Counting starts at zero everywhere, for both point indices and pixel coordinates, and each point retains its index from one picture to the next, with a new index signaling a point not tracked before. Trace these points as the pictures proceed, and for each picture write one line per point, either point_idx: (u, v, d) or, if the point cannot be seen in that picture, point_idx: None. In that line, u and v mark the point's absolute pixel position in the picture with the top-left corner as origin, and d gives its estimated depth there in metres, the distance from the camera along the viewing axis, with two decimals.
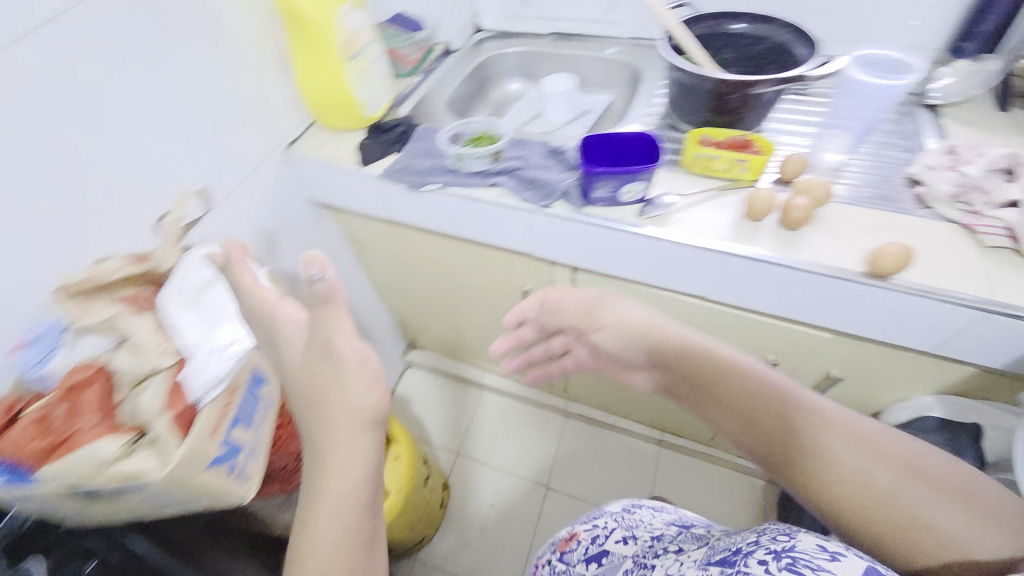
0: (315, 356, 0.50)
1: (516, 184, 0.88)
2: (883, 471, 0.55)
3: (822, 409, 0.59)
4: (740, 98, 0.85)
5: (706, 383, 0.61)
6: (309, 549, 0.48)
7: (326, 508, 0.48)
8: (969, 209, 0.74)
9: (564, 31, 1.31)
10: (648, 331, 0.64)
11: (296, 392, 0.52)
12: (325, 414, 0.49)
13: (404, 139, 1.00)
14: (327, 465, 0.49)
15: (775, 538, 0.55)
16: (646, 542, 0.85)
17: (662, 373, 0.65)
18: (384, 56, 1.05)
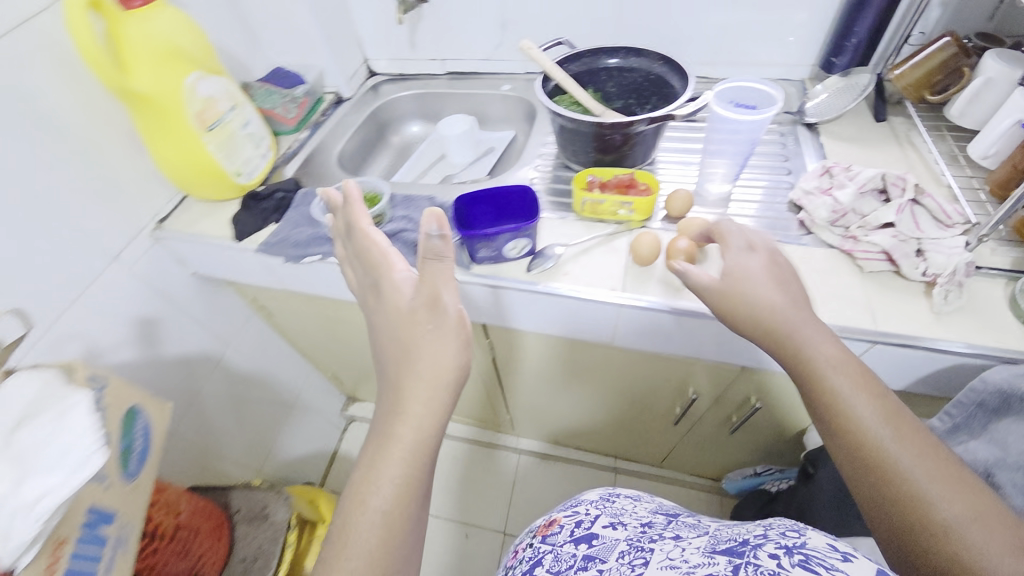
0: (422, 308, 0.59)
1: (400, 248, 0.82)
2: (950, 494, 0.50)
3: (838, 393, 0.57)
4: (621, 138, 0.84)
5: (769, 323, 0.61)
6: (361, 510, 0.53)
7: (387, 461, 0.54)
8: (847, 233, 0.73)
9: (458, 69, 1.27)
10: (750, 267, 0.64)
11: (384, 342, 0.61)
12: (410, 359, 0.57)
13: (283, 206, 0.93)
14: (398, 420, 0.56)
15: (786, 535, 0.58)
16: (636, 526, 0.75)
17: (741, 315, 0.63)
18: (256, 118, 0.98)
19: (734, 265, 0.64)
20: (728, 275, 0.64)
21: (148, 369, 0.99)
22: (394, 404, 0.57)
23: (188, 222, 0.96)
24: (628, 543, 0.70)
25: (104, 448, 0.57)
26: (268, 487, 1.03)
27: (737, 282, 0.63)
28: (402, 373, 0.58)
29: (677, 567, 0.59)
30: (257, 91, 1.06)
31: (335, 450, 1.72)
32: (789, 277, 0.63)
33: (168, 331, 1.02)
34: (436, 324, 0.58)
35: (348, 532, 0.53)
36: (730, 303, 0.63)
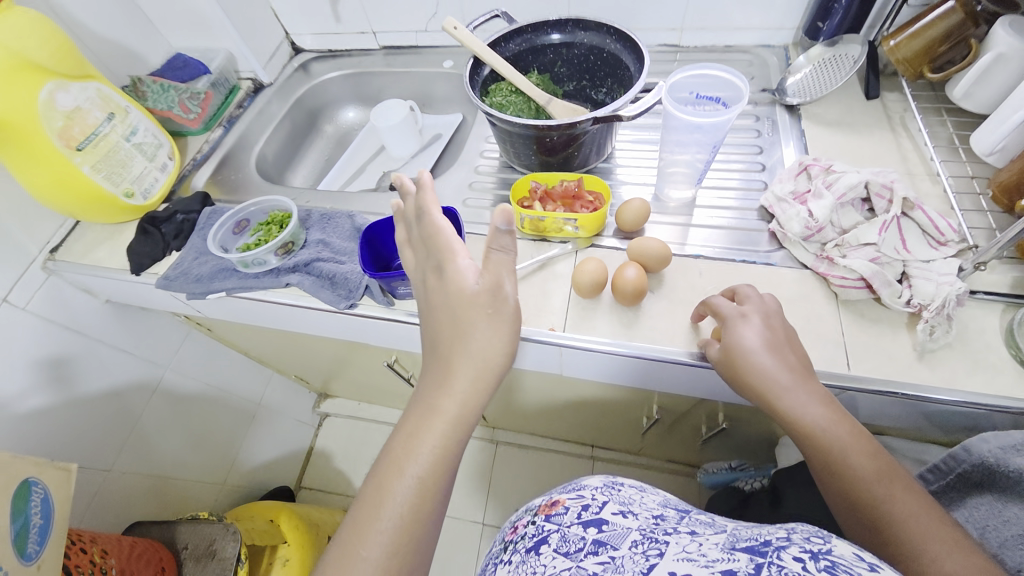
0: (476, 299, 0.51)
1: (315, 282, 0.71)
2: (941, 552, 0.42)
3: (848, 448, 0.50)
4: (563, 138, 0.73)
5: (761, 392, 0.53)
6: (390, 483, 0.47)
7: (421, 436, 0.48)
8: (822, 251, 0.63)
9: (395, 43, 1.11)
10: (740, 337, 0.55)
11: (434, 325, 0.53)
12: (463, 339, 0.51)
13: (185, 230, 0.81)
14: (437, 402, 0.50)
15: (808, 538, 0.47)
16: (647, 516, 0.59)
17: (735, 378, 0.55)
18: (144, 123, 0.84)
19: (728, 330, 0.56)
20: (727, 351, 0.55)
21: (69, 411, 0.91)
22: (432, 388, 0.51)
23: (85, 250, 0.84)
24: (641, 535, 0.54)
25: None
26: (214, 522, 0.96)
27: (730, 354, 0.55)
28: (452, 357, 0.51)
29: (693, 561, 0.48)
30: (149, 87, 0.92)
31: (309, 448, 1.67)
32: (784, 343, 0.54)
33: (88, 367, 0.93)
34: (493, 310, 0.51)
35: (372, 509, 0.46)
36: (727, 369, 0.56)
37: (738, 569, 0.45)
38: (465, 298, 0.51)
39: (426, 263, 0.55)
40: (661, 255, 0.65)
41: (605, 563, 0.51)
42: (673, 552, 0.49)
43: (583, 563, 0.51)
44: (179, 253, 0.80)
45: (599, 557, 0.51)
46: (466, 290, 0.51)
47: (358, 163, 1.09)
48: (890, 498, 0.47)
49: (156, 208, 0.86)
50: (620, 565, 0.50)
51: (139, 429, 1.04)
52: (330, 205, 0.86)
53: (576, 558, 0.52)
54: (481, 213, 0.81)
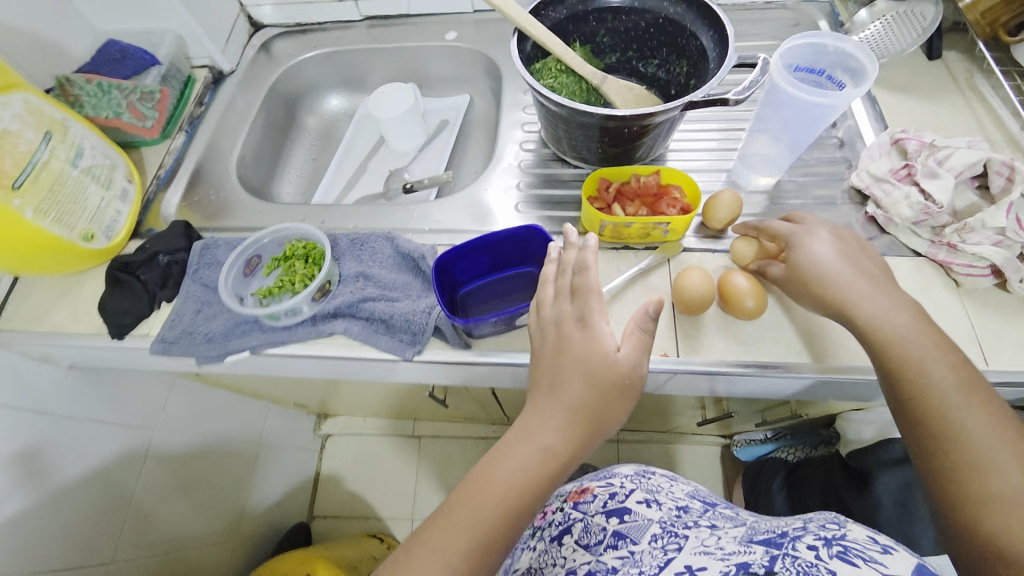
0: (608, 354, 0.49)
1: (366, 328, 0.58)
2: (1013, 467, 0.42)
3: (929, 358, 0.48)
4: (637, 129, 0.63)
5: (833, 304, 0.52)
6: (473, 500, 0.45)
7: (513, 456, 0.47)
8: (938, 236, 0.58)
9: (382, 14, 0.93)
10: (809, 256, 0.54)
11: (557, 366, 0.49)
12: (576, 383, 0.48)
13: (173, 275, 0.65)
14: (551, 449, 0.47)
15: (823, 525, 0.50)
16: (670, 509, 0.66)
17: (799, 293, 0.55)
18: (89, 140, 0.65)
19: (799, 247, 0.55)
20: (793, 267, 0.55)
21: (51, 508, 0.74)
22: (537, 423, 0.48)
23: (34, 312, 0.65)
24: (661, 527, 0.61)
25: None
26: None
27: (802, 270, 0.54)
28: (576, 410, 0.48)
29: (710, 553, 0.51)
30: (84, 89, 0.70)
31: (316, 473, 1.54)
32: (857, 254, 0.54)
33: (62, 449, 0.75)
34: (613, 391, 0.48)
35: (455, 517, 0.45)
36: (795, 288, 0.55)
37: (753, 563, 0.46)
38: (600, 368, 0.48)
39: (564, 309, 0.51)
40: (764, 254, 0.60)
41: (625, 555, 0.59)
42: (692, 547, 0.54)
43: (602, 556, 0.61)
44: (172, 305, 0.63)
45: (618, 551, 0.61)
46: (610, 366, 0.48)
47: (355, 163, 0.93)
48: (963, 407, 0.46)
49: (125, 248, 0.68)
50: (637, 558, 0.57)
51: (136, 505, 0.88)
52: (350, 224, 0.71)
53: (596, 550, 0.63)
54: (538, 218, 0.70)
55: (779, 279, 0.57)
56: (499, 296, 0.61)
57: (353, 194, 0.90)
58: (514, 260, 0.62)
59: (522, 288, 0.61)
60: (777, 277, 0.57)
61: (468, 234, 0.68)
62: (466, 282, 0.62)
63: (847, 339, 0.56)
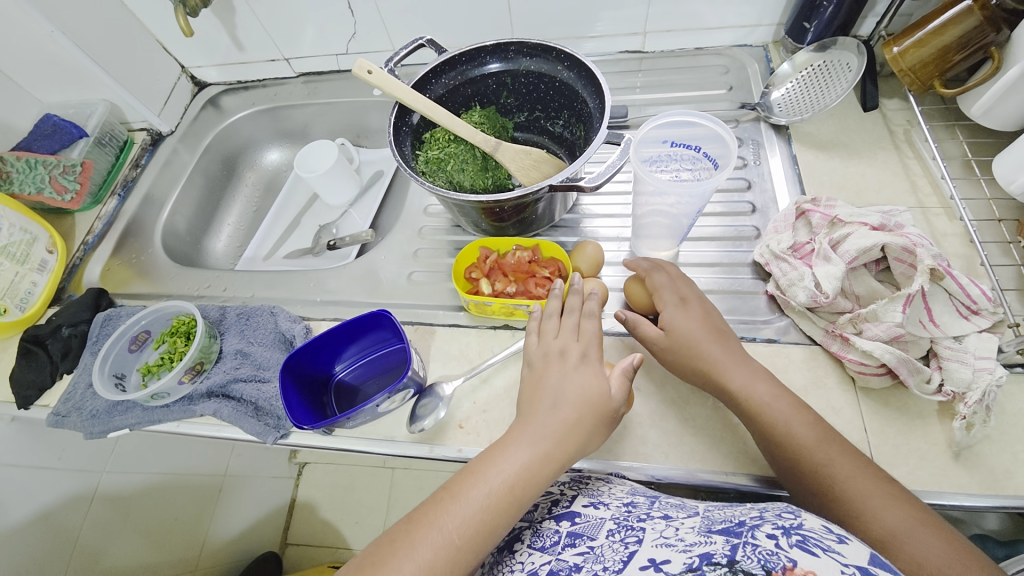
0: (596, 372, 0.48)
1: (234, 410, 0.58)
2: (885, 500, 0.41)
3: (803, 409, 0.47)
4: (516, 206, 0.61)
5: (704, 371, 0.51)
6: (467, 487, 0.42)
7: (505, 454, 0.44)
8: (834, 325, 0.53)
9: (315, 70, 0.95)
10: (682, 323, 0.53)
11: (560, 385, 0.47)
12: (571, 392, 0.47)
13: (77, 346, 0.68)
14: (547, 455, 0.44)
15: (780, 514, 0.39)
16: (619, 502, 0.46)
17: (671, 358, 0.53)
18: (7, 218, 0.70)
19: (679, 311, 0.54)
20: (665, 332, 0.53)
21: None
22: (533, 428, 0.45)
23: None
24: (617, 523, 0.43)
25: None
26: None
27: (679, 333, 0.52)
28: (575, 424, 0.45)
29: (672, 545, 0.38)
30: (14, 166, 0.78)
31: (292, 500, 1.49)
32: (717, 323, 0.53)
33: (8, 497, 0.79)
34: (609, 417, 0.46)
35: (445, 502, 0.42)
36: (675, 350, 0.52)
37: (715, 552, 0.35)
38: (599, 394, 0.47)
39: (568, 342, 0.50)
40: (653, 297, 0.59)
41: (585, 552, 0.41)
42: (653, 539, 0.40)
43: (563, 556, 0.42)
44: (71, 376, 0.66)
45: (577, 549, 0.42)
46: (607, 396, 0.47)
47: (290, 216, 0.95)
48: (827, 463, 0.43)
49: (42, 317, 0.72)
50: (599, 554, 0.40)
51: (82, 548, 0.89)
52: (250, 292, 0.72)
53: (554, 550, 0.43)
54: (430, 289, 0.68)
55: (654, 343, 0.54)
56: (375, 373, 0.61)
57: (284, 248, 0.92)
58: (387, 338, 0.60)
59: (396, 365, 0.60)
60: (651, 339, 0.54)
61: (357, 306, 0.68)
62: (337, 366, 0.61)
63: (720, 442, 0.52)
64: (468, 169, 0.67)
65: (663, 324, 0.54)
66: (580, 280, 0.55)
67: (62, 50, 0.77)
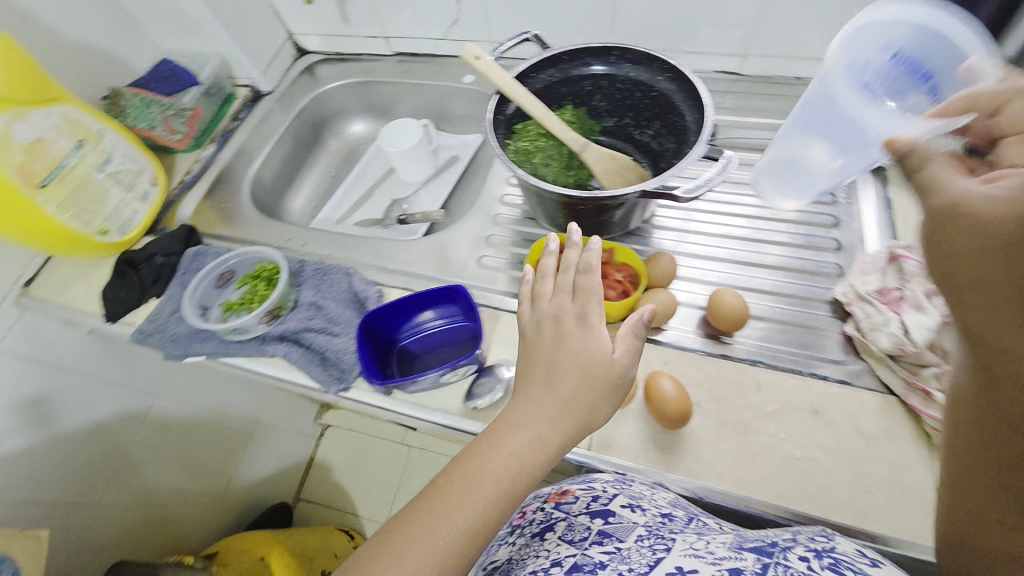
0: (594, 341, 0.45)
1: (303, 356, 0.62)
2: None
3: None
4: (598, 206, 0.62)
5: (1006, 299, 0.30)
6: (456, 484, 0.42)
7: (500, 445, 0.43)
8: (914, 377, 0.52)
9: (410, 50, 0.99)
10: None
11: (558, 356, 0.45)
12: (565, 370, 0.45)
13: (164, 276, 0.72)
14: (539, 441, 0.43)
15: (813, 538, 0.41)
16: (655, 511, 0.46)
17: (961, 243, 0.33)
18: (121, 147, 0.75)
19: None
20: (998, 201, 0.32)
21: (53, 451, 0.82)
22: (529, 410, 0.44)
23: (58, 286, 0.75)
24: (648, 530, 0.44)
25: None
26: (197, 568, 0.93)
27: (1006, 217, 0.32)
28: (567, 403, 0.44)
29: (700, 556, 0.39)
30: (129, 101, 0.82)
31: (310, 458, 1.55)
32: None
33: (71, 401, 0.85)
34: (618, 385, 0.45)
35: (435, 501, 0.42)
36: (1004, 236, 0.31)
37: (744, 569, 0.37)
38: (600, 366, 0.45)
39: (562, 306, 0.47)
40: (738, 316, 0.58)
41: (611, 552, 0.43)
42: (682, 549, 0.41)
43: (589, 551, 0.44)
44: (157, 300, 0.71)
45: (603, 547, 0.44)
46: (610, 361, 0.45)
47: (365, 186, 0.99)
48: None
49: (138, 242, 0.77)
50: (626, 556, 0.42)
51: (127, 462, 0.95)
52: (325, 250, 0.76)
53: (581, 544, 0.45)
54: (497, 275, 0.70)
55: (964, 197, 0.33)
56: (437, 346, 0.63)
57: (355, 215, 0.96)
58: (454, 315, 0.63)
59: (459, 341, 0.62)
60: (970, 200, 0.33)
61: (425, 280, 0.70)
62: (405, 333, 0.64)
63: (780, 474, 0.50)
64: (552, 166, 0.70)
65: (999, 182, 0.33)
66: (574, 232, 0.50)
67: (191, 2, 0.83)
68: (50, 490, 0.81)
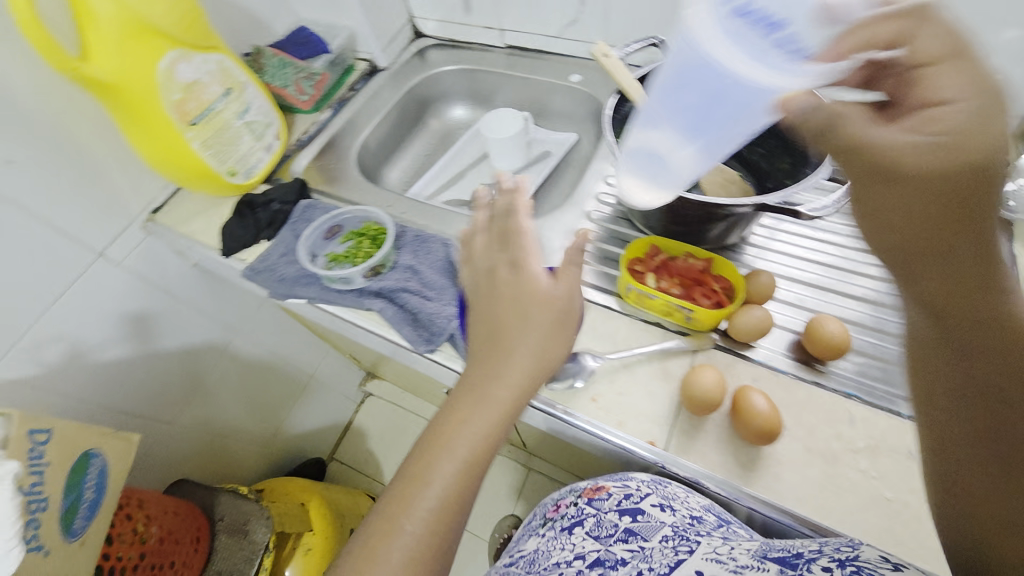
0: (529, 288, 0.51)
1: (397, 314, 0.65)
2: None
3: None
4: (703, 214, 0.62)
5: (931, 245, 0.36)
6: (433, 467, 0.46)
7: (463, 416, 0.48)
8: None
9: (521, 45, 1.02)
10: (957, 128, 0.33)
11: (498, 314, 0.51)
12: (519, 328, 0.50)
13: (276, 222, 0.78)
14: (498, 401, 0.48)
15: (838, 547, 0.40)
16: (683, 514, 0.54)
17: (909, 208, 0.35)
18: (258, 101, 0.81)
19: (986, 114, 0.33)
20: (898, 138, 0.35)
21: (143, 364, 0.92)
22: (489, 372, 0.49)
23: (183, 218, 0.83)
24: (672, 531, 0.51)
25: (20, 545, 0.53)
26: (250, 500, 1.00)
27: (959, 154, 0.33)
28: (511, 353, 0.50)
29: (721, 562, 0.43)
30: (269, 61, 0.90)
31: (348, 422, 1.60)
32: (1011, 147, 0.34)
33: (167, 324, 0.93)
34: (563, 317, 0.51)
35: (413, 487, 0.45)
36: (920, 179, 0.34)
37: None
38: (549, 305, 0.51)
39: (495, 258, 0.55)
40: (839, 344, 0.56)
41: (634, 551, 0.49)
42: (703, 552, 0.45)
43: (612, 547, 0.51)
44: (268, 243, 0.77)
45: (627, 545, 0.51)
46: (551, 296, 0.51)
47: (458, 167, 1.03)
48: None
49: (256, 188, 0.84)
50: (648, 554, 0.48)
51: (199, 387, 1.05)
52: (423, 221, 0.80)
53: (605, 541, 0.52)
54: (586, 268, 0.71)
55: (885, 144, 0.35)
56: None
57: (446, 194, 1.00)
58: None
59: None
60: (888, 146, 0.35)
61: None
62: None
63: (867, 511, 0.49)
64: None
65: (910, 121, 0.35)
66: (513, 179, 0.59)
67: None
68: (132, 402, 0.91)
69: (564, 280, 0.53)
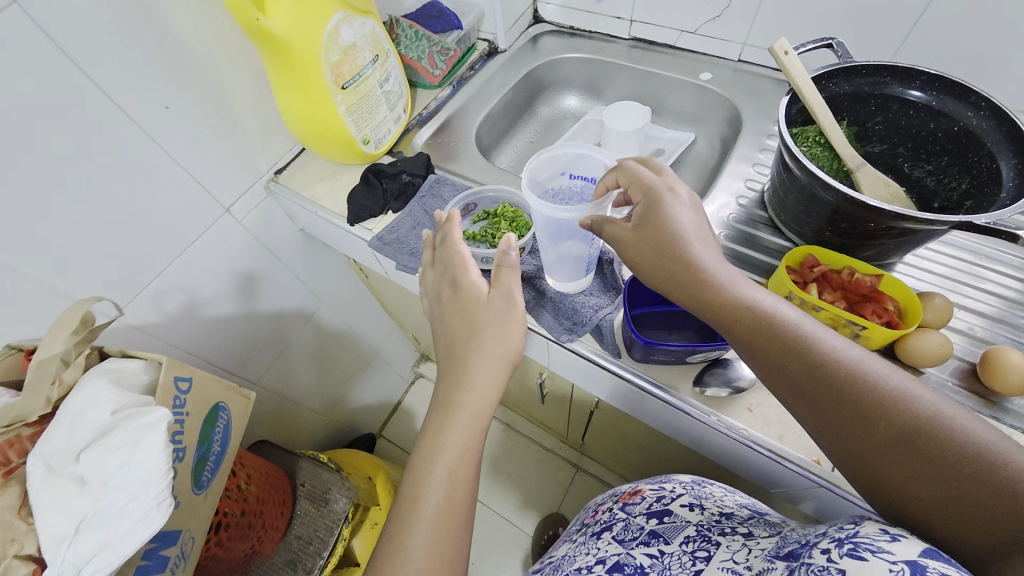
0: (453, 306, 0.58)
1: (532, 297, 0.68)
2: (909, 474, 0.40)
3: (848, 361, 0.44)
4: (880, 228, 0.59)
5: (734, 322, 0.49)
6: (424, 488, 0.50)
7: (448, 432, 0.52)
8: None
9: (648, 38, 0.99)
10: (637, 237, 0.53)
11: (451, 328, 0.57)
12: (476, 332, 0.55)
13: (406, 194, 0.78)
14: (456, 406, 0.53)
15: (840, 525, 0.39)
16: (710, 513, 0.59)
17: (666, 278, 0.52)
18: (396, 71, 0.80)
19: (654, 203, 0.52)
20: (637, 232, 0.53)
21: (244, 324, 0.92)
22: (474, 381, 0.54)
23: (306, 181, 0.83)
24: (695, 532, 0.57)
25: (171, 497, 0.51)
26: (327, 467, 1.00)
27: (654, 228, 0.52)
28: (460, 354, 0.55)
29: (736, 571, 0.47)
30: (404, 32, 0.89)
31: (398, 402, 1.60)
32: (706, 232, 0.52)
33: (271, 286, 0.94)
34: (509, 317, 0.56)
35: (408, 517, 0.49)
36: (662, 262, 0.51)
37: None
38: (475, 303, 0.57)
39: (439, 280, 0.60)
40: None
41: (655, 557, 0.56)
42: (721, 558, 0.51)
43: (633, 550, 0.58)
44: (395, 216, 0.77)
45: (649, 548, 0.57)
46: (479, 293, 0.57)
47: None
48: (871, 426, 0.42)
49: (380, 158, 0.84)
50: (667, 563, 0.54)
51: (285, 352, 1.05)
52: None
53: (628, 544, 0.60)
54: None
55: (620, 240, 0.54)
56: (666, 327, 0.64)
57: None
58: None
59: (687, 328, 0.63)
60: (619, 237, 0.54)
61: None
62: (638, 303, 0.66)
63: None
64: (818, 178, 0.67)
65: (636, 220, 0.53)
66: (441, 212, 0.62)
67: None
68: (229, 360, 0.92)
69: (501, 283, 0.57)
